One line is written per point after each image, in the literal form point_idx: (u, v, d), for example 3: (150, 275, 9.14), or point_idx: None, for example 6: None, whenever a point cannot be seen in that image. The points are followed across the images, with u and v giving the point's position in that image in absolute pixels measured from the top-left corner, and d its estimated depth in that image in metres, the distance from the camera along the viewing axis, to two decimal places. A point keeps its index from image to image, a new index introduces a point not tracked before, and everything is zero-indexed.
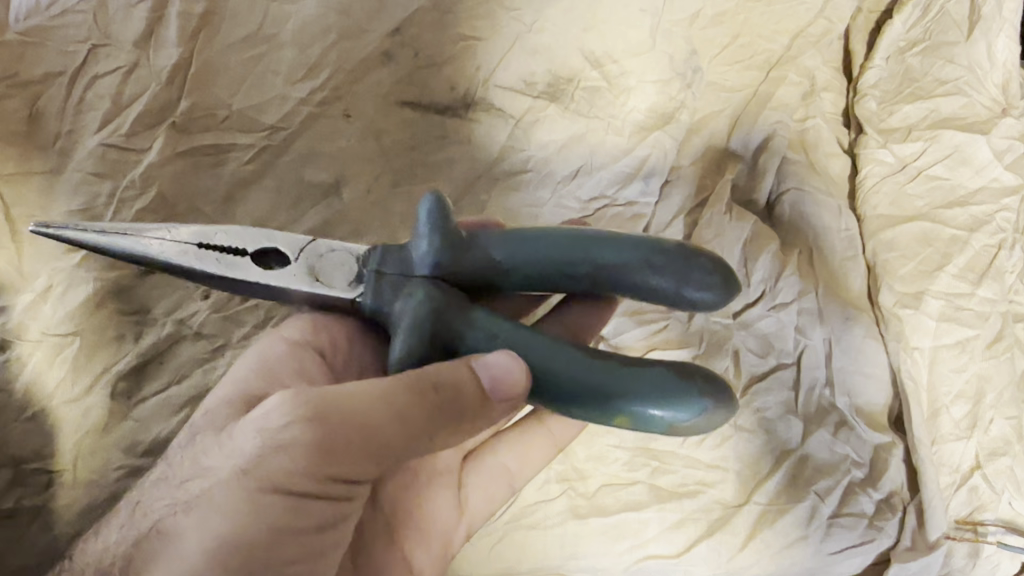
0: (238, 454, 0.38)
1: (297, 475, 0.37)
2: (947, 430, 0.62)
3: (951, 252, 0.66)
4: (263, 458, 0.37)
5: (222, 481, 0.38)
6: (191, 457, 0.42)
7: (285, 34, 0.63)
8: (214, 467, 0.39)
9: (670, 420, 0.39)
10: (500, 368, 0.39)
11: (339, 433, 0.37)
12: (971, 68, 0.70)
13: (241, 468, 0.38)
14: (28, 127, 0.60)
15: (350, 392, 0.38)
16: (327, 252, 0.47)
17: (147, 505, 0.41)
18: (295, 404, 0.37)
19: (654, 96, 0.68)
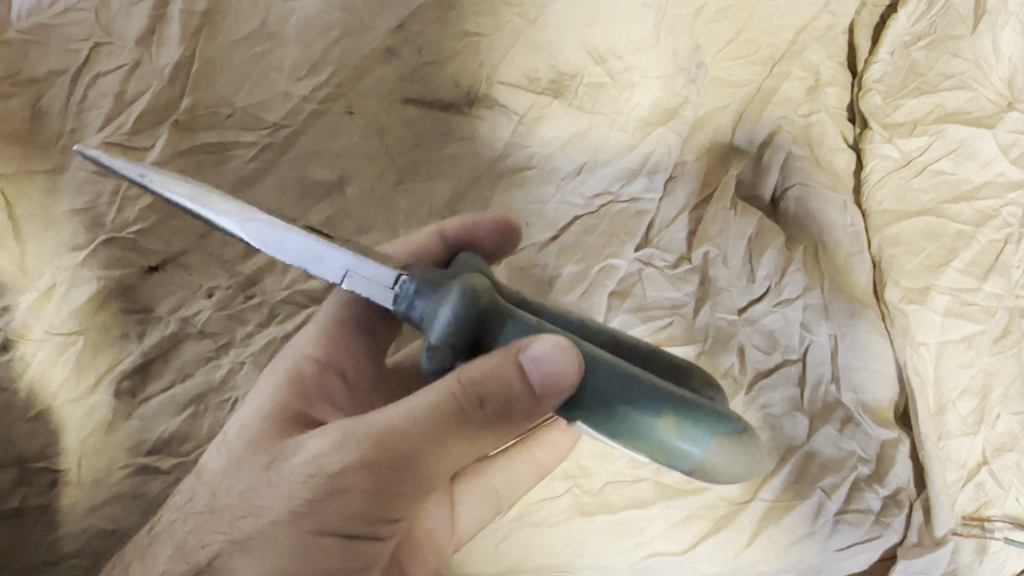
0: (289, 498, 0.39)
1: (355, 513, 0.39)
2: (953, 426, 0.61)
3: (957, 246, 0.65)
4: (318, 503, 0.38)
5: (275, 526, 0.39)
6: (225, 491, 0.42)
7: (288, 31, 0.64)
8: (262, 507, 0.39)
9: (705, 445, 0.37)
10: (552, 355, 0.36)
11: (390, 469, 0.39)
12: (977, 62, 0.69)
13: (297, 512, 0.38)
14: (30, 125, 0.60)
15: (398, 425, 0.39)
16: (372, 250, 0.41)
17: (191, 545, 0.41)
18: (351, 448, 0.38)
19: (658, 91, 0.69)
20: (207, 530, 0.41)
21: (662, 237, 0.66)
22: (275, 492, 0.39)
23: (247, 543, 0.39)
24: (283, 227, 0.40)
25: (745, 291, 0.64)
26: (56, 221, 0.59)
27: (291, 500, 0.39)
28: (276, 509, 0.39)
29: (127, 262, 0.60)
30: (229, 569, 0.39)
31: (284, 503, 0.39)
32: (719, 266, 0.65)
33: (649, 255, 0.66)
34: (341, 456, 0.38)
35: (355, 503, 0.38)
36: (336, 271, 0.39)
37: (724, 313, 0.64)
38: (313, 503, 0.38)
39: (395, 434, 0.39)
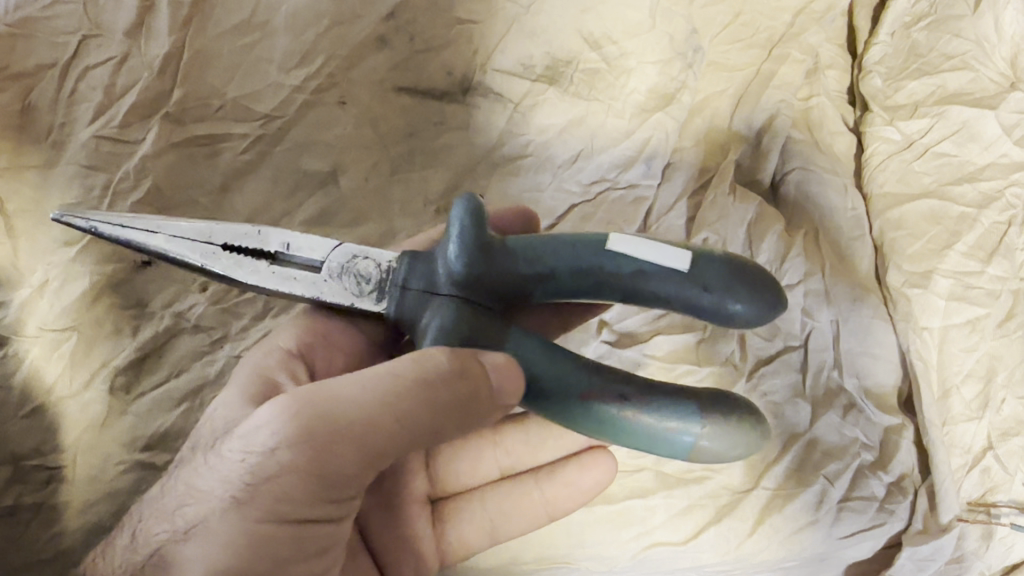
0: (229, 481, 0.38)
1: (294, 501, 0.37)
2: (958, 411, 0.60)
3: (960, 229, 0.64)
4: (257, 485, 0.37)
5: (217, 509, 0.38)
6: (184, 477, 0.41)
7: (277, 20, 0.62)
8: (206, 489, 0.39)
9: (751, 302, 0.40)
10: (503, 362, 0.40)
11: (333, 449, 0.37)
12: (978, 42, 0.67)
13: (236, 495, 0.38)
14: (21, 120, 0.59)
15: (345, 405, 0.37)
16: (359, 257, 0.45)
17: (147, 529, 0.41)
18: (283, 423, 0.37)
19: (654, 77, 0.67)
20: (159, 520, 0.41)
21: (660, 224, 0.66)
22: (214, 474, 0.38)
23: (191, 529, 0.39)
24: (274, 236, 0.44)
25: None
26: (48, 217, 0.59)
27: (229, 482, 0.38)
28: (217, 491, 0.38)
29: (119, 257, 0.60)
30: (177, 555, 0.39)
31: (223, 485, 0.38)
32: None
33: None
34: (276, 430, 0.37)
35: (292, 485, 0.37)
36: (346, 256, 0.45)
37: None
38: (251, 483, 0.37)
39: (340, 407, 0.37)
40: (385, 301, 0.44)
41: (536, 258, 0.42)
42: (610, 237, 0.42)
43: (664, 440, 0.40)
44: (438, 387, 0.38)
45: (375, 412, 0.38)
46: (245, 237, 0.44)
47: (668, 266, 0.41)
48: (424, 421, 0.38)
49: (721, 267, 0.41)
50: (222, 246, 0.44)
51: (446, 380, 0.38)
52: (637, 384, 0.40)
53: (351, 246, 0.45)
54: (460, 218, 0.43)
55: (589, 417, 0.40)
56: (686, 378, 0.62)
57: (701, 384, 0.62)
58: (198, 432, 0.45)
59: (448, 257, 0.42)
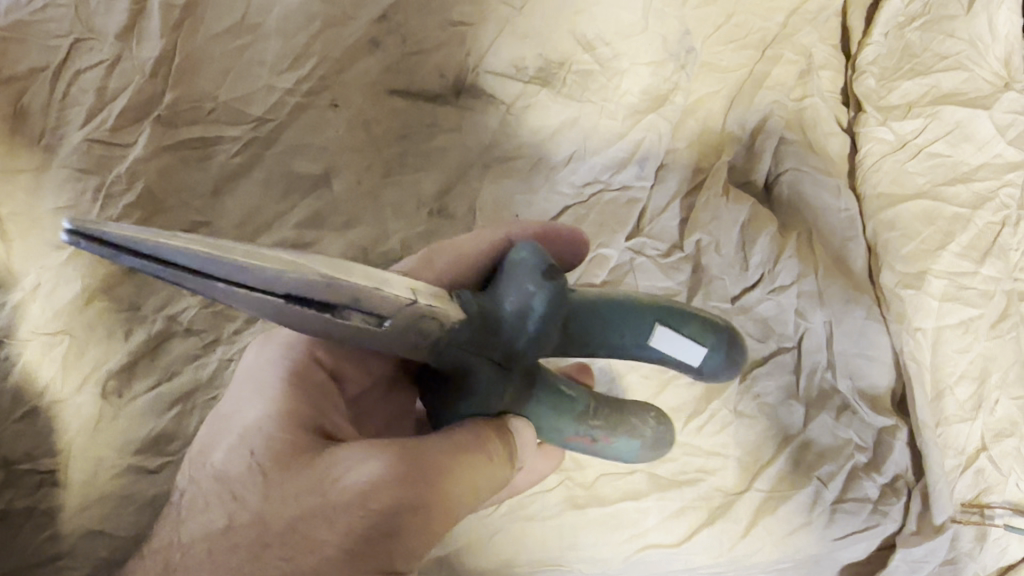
0: (348, 532, 0.35)
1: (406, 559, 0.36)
2: (951, 412, 0.60)
3: (954, 229, 0.63)
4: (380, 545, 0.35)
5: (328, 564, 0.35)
6: (250, 528, 0.37)
7: (269, 23, 0.62)
8: (313, 546, 0.35)
9: (724, 378, 0.46)
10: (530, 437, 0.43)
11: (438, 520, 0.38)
12: (971, 42, 0.67)
13: (357, 551, 0.35)
14: (12, 123, 0.59)
15: (446, 469, 0.38)
16: (428, 318, 0.37)
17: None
18: (409, 481, 0.37)
19: (647, 78, 0.67)
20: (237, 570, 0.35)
21: (654, 226, 0.66)
22: (325, 527, 0.35)
23: None
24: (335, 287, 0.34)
25: (738, 278, 0.64)
26: (40, 221, 0.59)
27: (348, 537, 0.35)
28: (328, 543, 0.35)
29: (111, 260, 0.59)
30: None
31: (338, 540, 0.35)
32: (711, 254, 0.64)
33: (641, 244, 0.66)
34: (404, 488, 0.36)
35: (413, 544, 0.36)
36: (412, 319, 0.37)
37: (717, 301, 0.64)
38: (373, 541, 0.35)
39: (443, 468, 0.38)
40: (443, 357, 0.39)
41: (585, 333, 0.43)
42: (653, 325, 0.43)
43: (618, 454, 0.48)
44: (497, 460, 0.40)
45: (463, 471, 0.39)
46: (304, 288, 0.33)
47: (681, 356, 0.44)
48: (485, 485, 0.41)
49: (722, 353, 0.44)
50: (277, 297, 0.33)
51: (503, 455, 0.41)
52: (609, 424, 0.46)
53: (422, 307, 0.37)
54: (525, 275, 0.41)
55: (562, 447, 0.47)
56: (679, 380, 0.62)
57: (695, 386, 0.62)
58: (227, 470, 0.39)
59: (516, 316, 0.40)
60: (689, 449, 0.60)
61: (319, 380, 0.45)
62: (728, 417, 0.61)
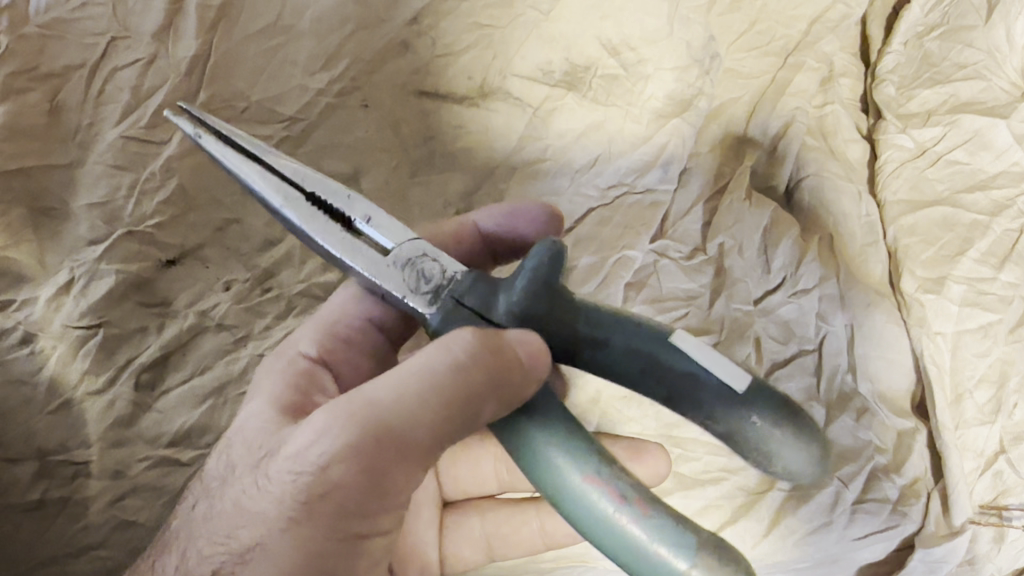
0: (283, 499, 0.37)
1: (351, 509, 0.37)
2: (970, 415, 0.61)
3: (973, 236, 0.64)
4: (310, 506, 0.37)
5: (273, 530, 0.37)
6: (232, 483, 0.41)
7: (303, 25, 0.63)
8: (264, 504, 0.38)
9: (779, 435, 0.39)
10: (531, 350, 0.38)
11: (369, 482, 0.37)
12: (990, 52, 0.68)
13: (295, 511, 0.37)
14: (49, 118, 0.60)
15: (386, 406, 0.37)
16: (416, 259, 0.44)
17: (206, 549, 0.40)
18: (333, 439, 0.36)
19: (672, 83, 0.68)
20: (214, 539, 0.40)
21: (677, 229, 0.67)
22: (269, 491, 0.38)
23: (251, 550, 0.38)
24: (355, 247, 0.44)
25: (760, 281, 0.65)
26: (75, 216, 0.60)
27: (284, 502, 0.37)
28: (270, 510, 0.37)
29: (144, 256, 0.60)
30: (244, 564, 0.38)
31: (277, 505, 0.37)
32: (734, 257, 0.65)
33: (664, 246, 0.66)
34: (326, 450, 0.36)
35: (356, 495, 0.37)
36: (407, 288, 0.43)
37: (739, 304, 0.64)
38: (307, 503, 0.37)
39: (380, 410, 0.36)
40: (434, 309, 0.42)
41: (596, 324, 0.41)
42: (675, 332, 0.41)
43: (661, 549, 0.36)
44: (472, 382, 0.37)
45: (404, 404, 0.37)
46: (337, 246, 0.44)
47: (722, 380, 0.39)
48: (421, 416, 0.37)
49: (771, 397, 0.39)
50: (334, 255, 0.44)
51: (477, 377, 0.37)
52: (644, 492, 0.37)
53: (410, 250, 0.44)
54: (537, 259, 0.42)
55: (582, 505, 0.37)
56: None
57: None
58: (226, 439, 0.43)
59: (513, 290, 0.42)
60: (711, 449, 0.62)
61: (304, 369, 0.47)
62: None
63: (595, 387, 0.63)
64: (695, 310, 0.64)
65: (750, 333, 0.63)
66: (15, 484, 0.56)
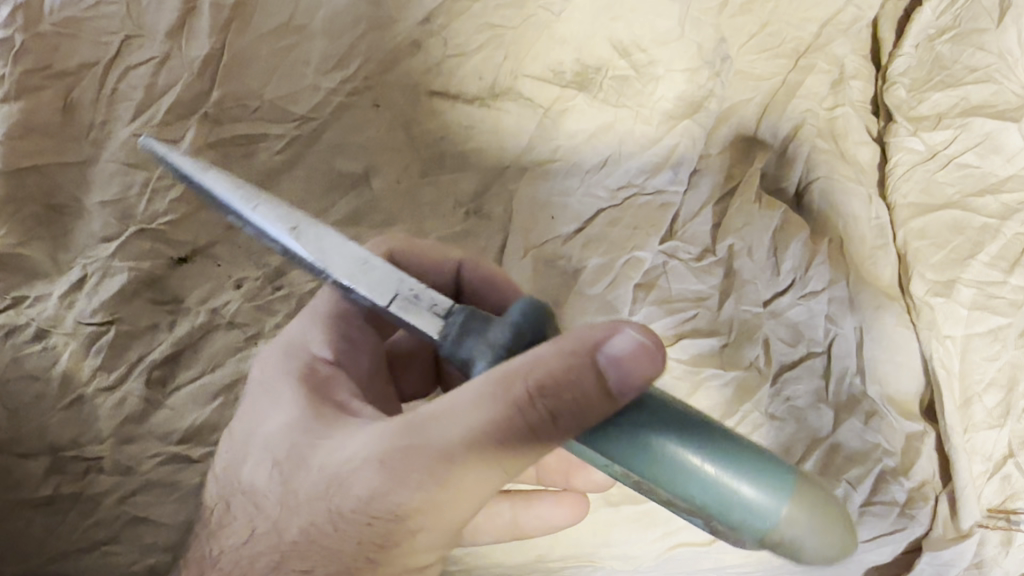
0: (360, 537, 0.38)
1: (421, 541, 0.38)
2: (980, 419, 0.61)
3: (983, 240, 0.64)
4: (391, 540, 0.37)
5: (351, 563, 0.38)
6: (283, 514, 0.40)
7: (315, 24, 0.63)
8: (333, 543, 0.38)
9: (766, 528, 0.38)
10: (632, 349, 0.33)
11: (443, 519, 0.37)
12: (1001, 55, 0.68)
13: (375, 549, 0.38)
14: (63, 118, 0.61)
15: (460, 451, 0.35)
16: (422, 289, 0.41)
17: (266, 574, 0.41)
18: (407, 486, 0.36)
19: (682, 84, 0.68)
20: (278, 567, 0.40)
21: (686, 231, 0.66)
22: (340, 530, 0.38)
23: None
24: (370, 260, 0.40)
25: (769, 283, 0.64)
26: (88, 214, 0.61)
27: (361, 539, 0.38)
28: (346, 546, 0.38)
29: (156, 253, 0.61)
30: None
31: (355, 544, 0.38)
32: (743, 258, 0.65)
33: (674, 248, 0.66)
34: (403, 495, 0.36)
35: (434, 529, 0.37)
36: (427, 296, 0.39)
37: (749, 306, 0.64)
38: (386, 540, 0.37)
39: (456, 456, 0.35)
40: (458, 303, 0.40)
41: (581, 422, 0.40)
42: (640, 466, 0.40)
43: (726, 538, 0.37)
44: (547, 430, 0.34)
45: (474, 455, 0.35)
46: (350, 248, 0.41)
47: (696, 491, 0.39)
48: (505, 452, 0.35)
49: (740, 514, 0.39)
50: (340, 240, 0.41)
51: (560, 411, 0.34)
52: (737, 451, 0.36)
53: None
54: None
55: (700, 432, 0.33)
56: (710, 382, 0.62)
57: (725, 388, 0.62)
58: (259, 463, 0.43)
59: None
60: None
61: (325, 375, 0.47)
62: (759, 419, 0.61)
63: None
64: (704, 311, 0.64)
65: (759, 335, 0.63)
66: (28, 479, 0.57)
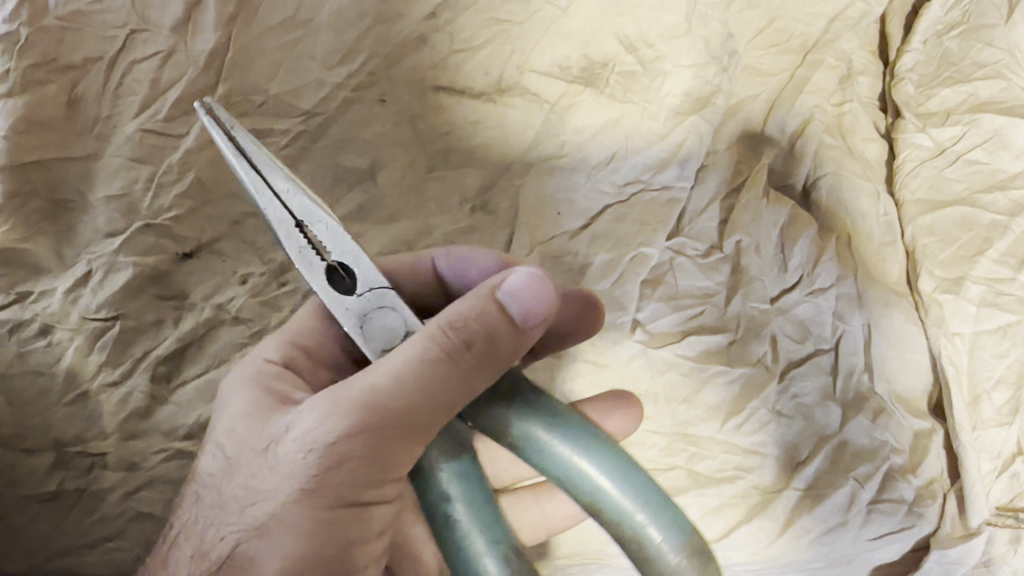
0: (294, 478, 0.37)
1: (356, 484, 0.38)
2: (987, 417, 0.60)
3: (992, 236, 0.64)
4: (323, 479, 0.37)
5: (287, 508, 0.38)
6: (232, 481, 0.41)
7: (321, 18, 0.64)
8: (270, 489, 0.38)
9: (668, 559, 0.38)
10: (529, 284, 0.39)
11: (374, 458, 0.37)
12: (1010, 51, 0.68)
13: (306, 493, 0.37)
14: (68, 112, 0.60)
15: (383, 382, 0.37)
16: (378, 309, 0.43)
17: (210, 540, 0.40)
18: (337, 419, 0.37)
19: (689, 80, 0.68)
20: (222, 526, 0.40)
21: (693, 227, 0.66)
22: (276, 474, 0.38)
23: (262, 527, 0.38)
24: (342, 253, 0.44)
25: (776, 279, 0.64)
26: (92, 209, 0.61)
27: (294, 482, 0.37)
28: (281, 491, 0.38)
29: (162, 248, 0.61)
30: (250, 555, 0.38)
31: (288, 483, 0.38)
32: (751, 255, 0.64)
33: (681, 244, 0.66)
34: (332, 425, 0.37)
35: (367, 468, 0.37)
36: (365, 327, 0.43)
37: (756, 302, 0.63)
38: (317, 479, 0.37)
39: (380, 387, 0.37)
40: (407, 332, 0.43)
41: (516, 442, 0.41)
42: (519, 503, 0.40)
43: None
44: (467, 353, 0.37)
45: (415, 399, 0.37)
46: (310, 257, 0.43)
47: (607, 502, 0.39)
48: (425, 381, 0.37)
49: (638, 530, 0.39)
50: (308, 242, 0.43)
51: (477, 339, 0.38)
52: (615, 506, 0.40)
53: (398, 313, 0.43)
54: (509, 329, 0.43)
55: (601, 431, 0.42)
56: (717, 379, 0.62)
57: (732, 385, 0.62)
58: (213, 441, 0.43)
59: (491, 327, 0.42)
60: (727, 447, 0.61)
61: (275, 371, 0.46)
62: (766, 416, 0.61)
63: (612, 380, 0.63)
64: (711, 308, 0.64)
65: (766, 331, 0.63)
66: (32, 475, 0.56)
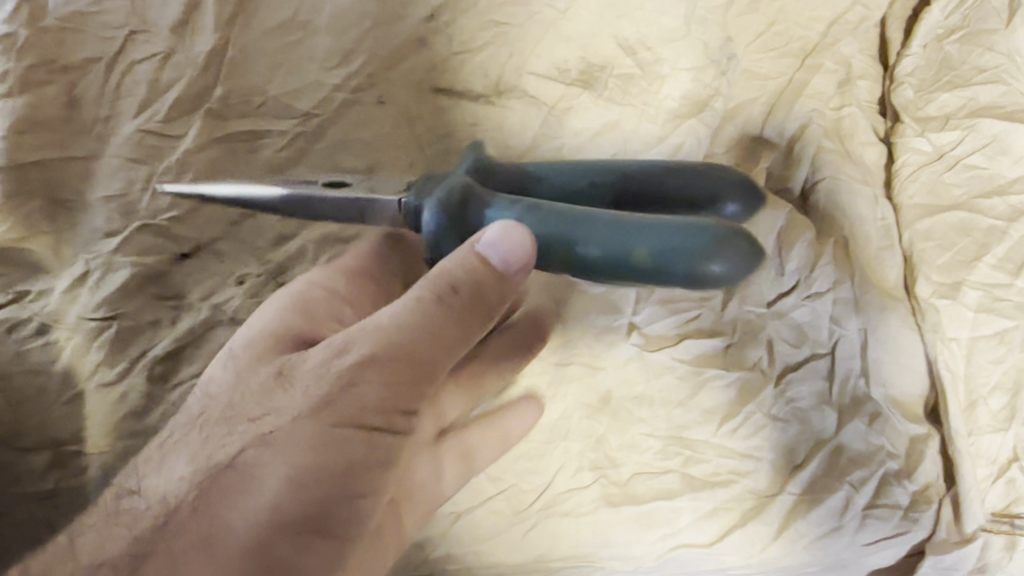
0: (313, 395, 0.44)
1: (364, 408, 0.43)
2: (984, 423, 0.61)
3: (989, 242, 0.65)
4: (334, 397, 0.43)
5: (300, 421, 0.43)
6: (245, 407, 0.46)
7: (320, 20, 0.64)
8: (285, 406, 0.44)
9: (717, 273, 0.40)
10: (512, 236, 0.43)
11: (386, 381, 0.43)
12: (1010, 56, 0.68)
13: (318, 409, 0.43)
14: (67, 113, 0.61)
15: (391, 323, 0.43)
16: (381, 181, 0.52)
17: (215, 445, 0.45)
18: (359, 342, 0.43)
19: (689, 83, 0.68)
20: (232, 434, 0.45)
21: None
22: (293, 394, 0.44)
23: (272, 437, 0.43)
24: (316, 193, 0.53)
25: (774, 283, 0.63)
26: (92, 209, 0.61)
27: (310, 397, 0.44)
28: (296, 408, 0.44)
29: (159, 249, 0.61)
30: (256, 464, 0.43)
31: (305, 399, 0.44)
32: None
33: None
34: (349, 352, 0.43)
35: (372, 391, 0.43)
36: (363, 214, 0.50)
37: (753, 306, 0.62)
38: (332, 397, 0.43)
39: (395, 332, 0.43)
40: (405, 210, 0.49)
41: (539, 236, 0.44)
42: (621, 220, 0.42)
43: (683, 269, 0.40)
44: (473, 306, 0.44)
45: (419, 340, 0.43)
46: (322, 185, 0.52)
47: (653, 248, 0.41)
48: (438, 326, 0.44)
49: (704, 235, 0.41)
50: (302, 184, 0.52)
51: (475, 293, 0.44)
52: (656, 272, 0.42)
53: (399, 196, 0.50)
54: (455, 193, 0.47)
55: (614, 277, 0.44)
56: (713, 383, 0.61)
57: (728, 389, 0.60)
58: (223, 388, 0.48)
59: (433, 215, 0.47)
60: (721, 452, 0.60)
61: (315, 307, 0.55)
62: (763, 420, 0.60)
63: (608, 383, 0.61)
64: (707, 312, 0.62)
65: (762, 335, 0.62)
66: (32, 473, 0.57)
